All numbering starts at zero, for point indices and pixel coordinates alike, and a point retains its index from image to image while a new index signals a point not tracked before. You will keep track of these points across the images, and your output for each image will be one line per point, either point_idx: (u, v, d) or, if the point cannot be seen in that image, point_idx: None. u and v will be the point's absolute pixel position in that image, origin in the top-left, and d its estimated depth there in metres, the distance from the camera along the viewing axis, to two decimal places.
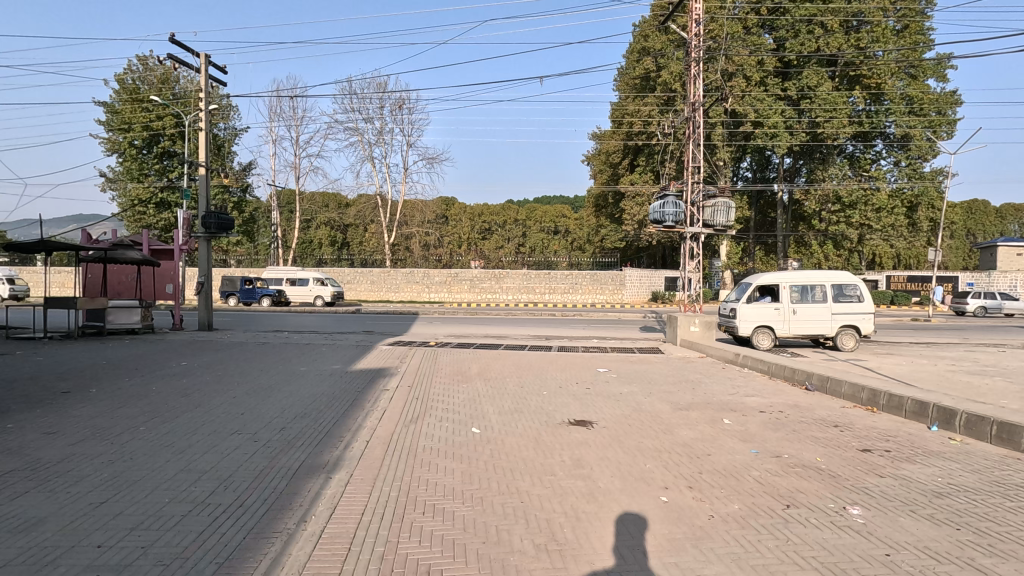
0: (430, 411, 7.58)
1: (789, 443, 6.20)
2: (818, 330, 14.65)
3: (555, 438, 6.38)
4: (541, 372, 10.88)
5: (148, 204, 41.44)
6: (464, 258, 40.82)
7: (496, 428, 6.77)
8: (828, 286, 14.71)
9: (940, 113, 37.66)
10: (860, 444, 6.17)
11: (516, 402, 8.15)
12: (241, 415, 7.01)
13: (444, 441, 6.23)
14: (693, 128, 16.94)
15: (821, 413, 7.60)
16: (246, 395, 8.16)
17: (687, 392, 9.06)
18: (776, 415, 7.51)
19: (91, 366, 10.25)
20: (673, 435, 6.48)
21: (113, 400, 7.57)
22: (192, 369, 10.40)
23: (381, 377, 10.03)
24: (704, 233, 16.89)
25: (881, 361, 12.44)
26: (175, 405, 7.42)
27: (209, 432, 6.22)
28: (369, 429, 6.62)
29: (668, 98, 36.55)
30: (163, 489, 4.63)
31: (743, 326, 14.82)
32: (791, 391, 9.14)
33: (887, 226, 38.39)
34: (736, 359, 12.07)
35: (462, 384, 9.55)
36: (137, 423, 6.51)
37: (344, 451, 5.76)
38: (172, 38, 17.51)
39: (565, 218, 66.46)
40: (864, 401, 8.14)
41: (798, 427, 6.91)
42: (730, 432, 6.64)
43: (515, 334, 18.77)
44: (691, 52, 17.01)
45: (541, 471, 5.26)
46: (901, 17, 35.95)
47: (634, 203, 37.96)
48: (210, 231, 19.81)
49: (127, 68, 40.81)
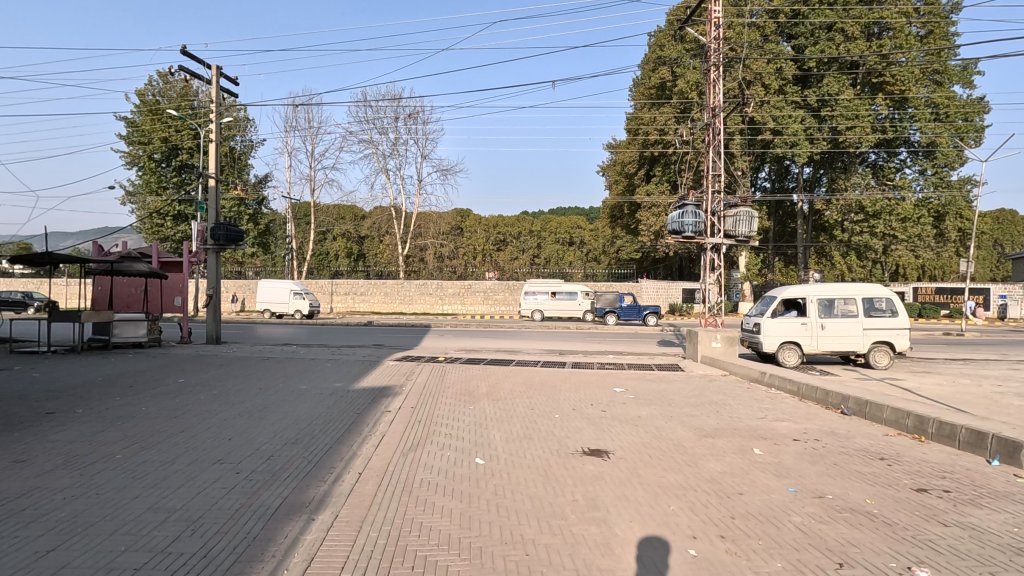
0: (432, 436, 7.03)
1: (832, 480, 5.51)
2: (848, 347, 13.82)
3: (565, 471, 5.75)
4: (554, 392, 10.26)
5: (166, 216, 41.86)
6: (479, 270, 41.78)
7: (501, 458, 6.16)
8: (859, 300, 13.88)
9: (968, 120, 36.50)
10: (913, 482, 5.45)
11: (526, 427, 7.53)
12: (226, 441, 6.48)
13: (444, 474, 5.63)
14: (713, 135, 16.31)
15: (862, 443, 6.88)
16: (237, 417, 7.66)
17: (711, 415, 8.36)
18: (813, 444, 6.81)
19: (85, 383, 9.83)
20: (698, 468, 5.83)
21: (97, 423, 7.11)
22: (188, 386, 9.94)
23: (382, 396, 9.47)
24: (726, 244, 16.18)
25: (920, 381, 11.58)
26: (161, 429, 6.95)
27: (189, 462, 5.72)
28: (363, 458, 6.07)
29: (684, 107, 36.01)
30: (122, 532, 4.11)
31: (768, 342, 14.03)
32: (826, 416, 8.41)
33: (913, 236, 37.11)
34: (763, 377, 11.28)
35: (468, 405, 8.96)
36: (115, 450, 6.03)
37: (332, 486, 5.20)
38: (182, 49, 17.46)
39: (579, 229, 65.84)
40: (910, 429, 7.38)
41: (839, 459, 6.20)
42: (764, 465, 5.95)
43: (528, 349, 18.17)
44: (710, 56, 16.39)
45: (550, 513, 4.64)
46: (925, 22, 35.06)
47: (651, 214, 37.21)
48: (219, 243, 19.60)
49: (148, 83, 41.39)
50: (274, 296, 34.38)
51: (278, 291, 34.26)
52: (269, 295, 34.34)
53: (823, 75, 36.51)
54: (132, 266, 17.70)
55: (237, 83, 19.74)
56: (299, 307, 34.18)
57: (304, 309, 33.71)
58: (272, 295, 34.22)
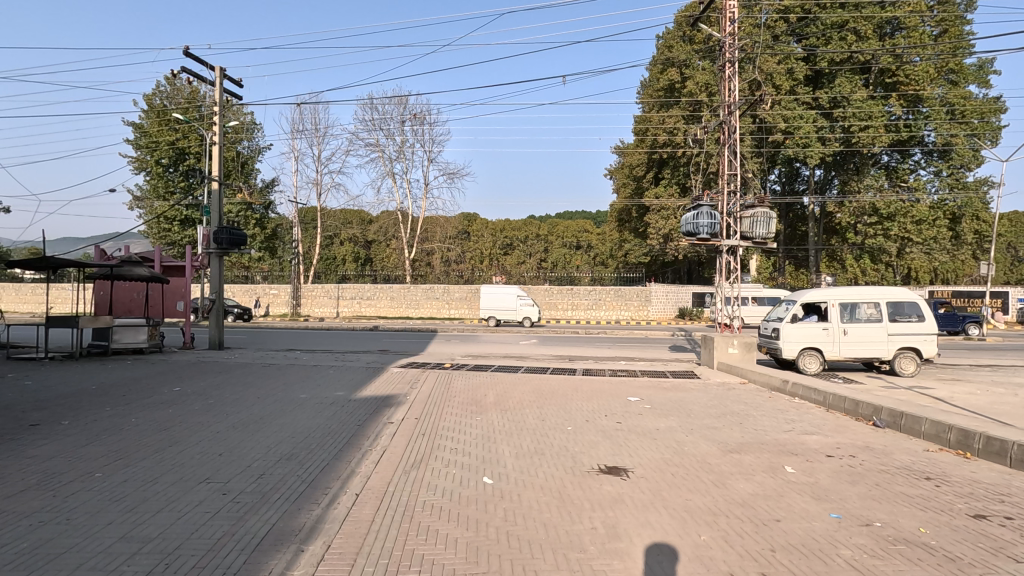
0: (437, 452, 6.55)
1: (878, 505, 4.98)
2: (872, 354, 13.23)
3: (580, 493, 5.25)
4: (565, 401, 9.78)
5: (173, 221, 42.03)
6: (486, 274, 41.32)
7: (511, 477, 5.68)
8: (883, 304, 13.28)
9: (983, 121, 35.71)
10: (968, 507, 4.91)
11: (537, 441, 7.03)
12: (216, 456, 6.04)
13: (449, 496, 5.14)
14: (728, 133, 15.80)
15: (902, 460, 6.33)
16: (230, 430, 7.24)
17: (735, 428, 7.83)
18: (850, 462, 6.28)
19: (77, 392, 9.45)
20: (727, 489, 5.33)
21: (82, 437, 6.72)
22: (184, 396, 9.53)
23: (386, 406, 9.03)
24: (743, 246, 15.61)
25: (952, 389, 10.99)
26: (147, 443, 6.53)
27: (173, 481, 5.29)
28: (362, 477, 5.62)
29: (693, 109, 35.50)
30: (86, 567, 3.66)
31: (787, 348, 13.45)
32: (858, 429, 7.84)
33: (928, 238, 36.20)
34: (785, 386, 10.69)
35: (476, 416, 8.49)
36: (94, 468, 5.60)
37: (326, 511, 4.74)
38: (187, 51, 17.25)
39: (587, 233, 65.22)
40: (953, 444, 6.83)
41: (881, 480, 5.66)
42: (799, 486, 5.43)
43: (536, 355, 17.70)
44: (726, 51, 15.83)
45: (567, 545, 4.13)
46: (939, 22, 34.31)
47: (659, 217, 36.59)
48: (222, 247, 19.29)
49: (156, 88, 41.31)
50: (501, 302, 31.60)
51: (504, 298, 31.49)
52: (495, 303, 31.59)
53: (835, 76, 35.90)
54: (133, 270, 17.39)
55: (240, 85, 19.49)
56: (528, 313, 31.73)
57: (535, 316, 31.00)
58: (497, 303, 31.45)
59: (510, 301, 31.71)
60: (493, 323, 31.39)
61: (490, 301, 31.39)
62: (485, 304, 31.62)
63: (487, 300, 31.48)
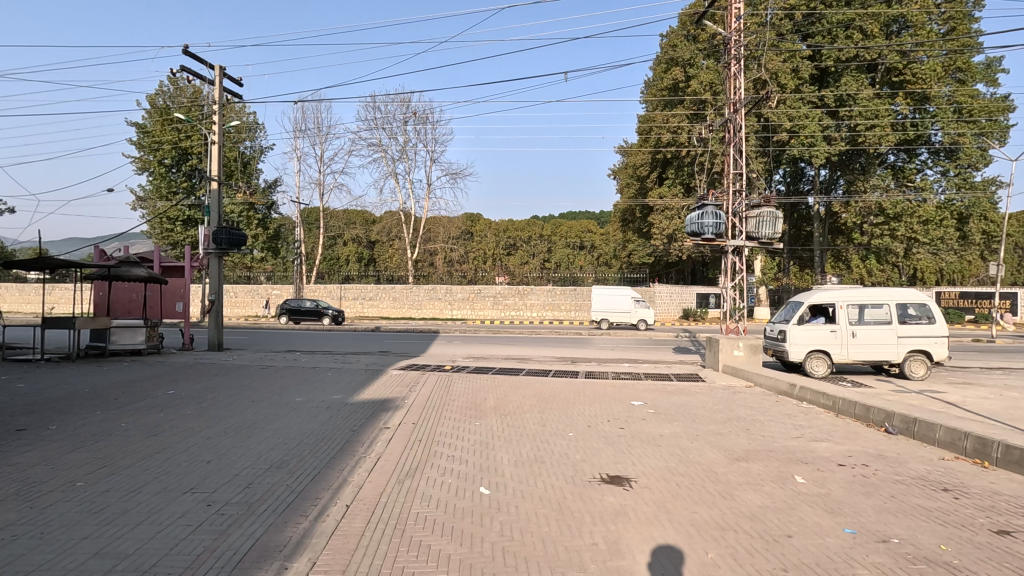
0: (432, 459, 6.30)
1: (894, 520, 4.72)
2: (881, 356, 12.94)
3: (580, 504, 5.02)
4: (566, 405, 9.54)
5: (176, 221, 42.01)
6: (490, 274, 40.99)
7: (509, 487, 5.44)
8: (893, 305, 13.00)
9: (992, 120, 35.23)
10: (990, 523, 4.64)
11: (537, 448, 6.79)
12: (203, 465, 5.83)
13: (444, 508, 4.91)
14: (733, 132, 15.49)
15: (917, 469, 6.07)
16: (221, 435, 7.03)
17: (743, 435, 7.57)
18: (862, 471, 6.03)
19: (68, 395, 9.24)
20: (735, 501, 5.07)
21: (67, 442, 6.52)
22: (177, 399, 9.32)
23: (382, 410, 8.79)
24: (749, 246, 15.31)
25: (964, 393, 10.71)
26: (134, 450, 6.32)
27: (156, 491, 5.08)
28: (353, 486, 5.39)
29: (698, 108, 35.14)
30: None
31: (795, 350, 13.16)
32: (870, 435, 7.58)
33: (935, 239, 35.72)
34: (792, 391, 10.41)
35: (474, 421, 8.24)
36: (76, 476, 5.39)
37: (314, 524, 4.51)
38: (187, 49, 17.11)
39: (590, 233, 64.93)
40: (969, 452, 6.56)
41: (896, 491, 5.40)
42: (810, 498, 5.18)
43: (538, 357, 17.47)
44: (731, 48, 15.55)
45: (565, 563, 3.89)
46: (947, 19, 33.91)
47: (663, 217, 36.30)
48: (221, 248, 19.10)
49: (159, 89, 41.27)
50: (614, 304, 30.92)
51: (617, 299, 30.88)
52: (610, 303, 30.86)
53: (841, 75, 35.54)
54: (129, 270, 17.25)
55: (240, 84, 19.33)
56: (643, 317, 30.82)
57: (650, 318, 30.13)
58: (612, 303, 30.68)
59: (624, 302, 30.98)
60: (605, 325, 30.67)
61: (604, 301, 30.70)
62: (598, 304, 31.03)
63: (599, 301, 30.96)
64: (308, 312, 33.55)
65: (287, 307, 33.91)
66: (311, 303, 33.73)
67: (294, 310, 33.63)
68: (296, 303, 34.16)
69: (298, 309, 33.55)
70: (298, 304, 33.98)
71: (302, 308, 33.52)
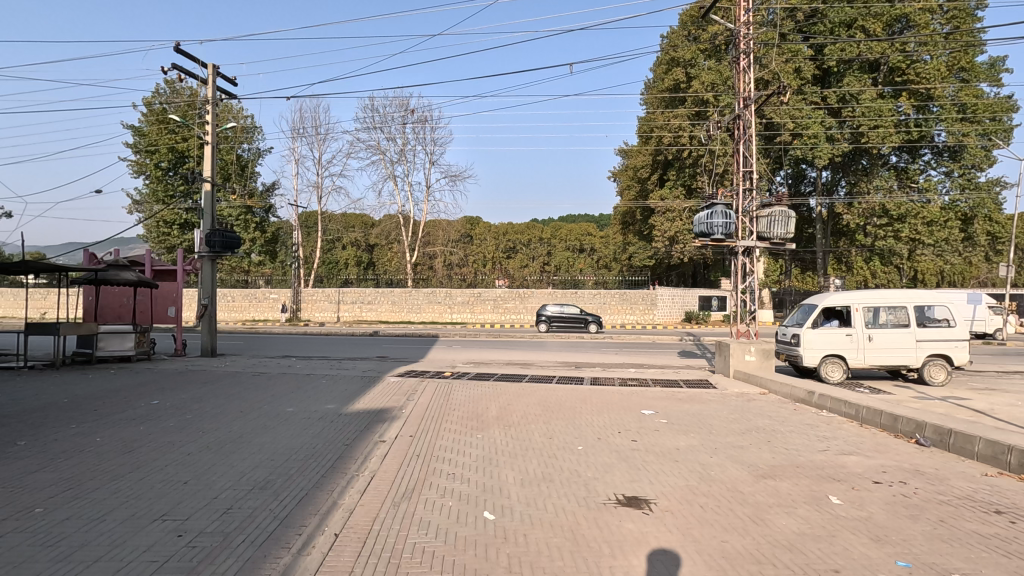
0: (431, 479, 5.77)
1: (950, 550, 4.19)
2: (898, 361, 12.45)
3: (596, 532, 4.48)
4: (574, 415, 9.02)
5: (173, 225, 41.61)
6: (490, 277, 40.21)
7: (515, 511, 4.91)
8: (910, 308, 12.50)
9: (996, 120, 34.82)
10: None
11: (546, 465, 6.27)
12: (179, 486, 5.31)
13: (444, 537, 4.39)
14: (743, 127, 15.01)
15: (961, 488, 5.55)
16: (203, 451, 6.50)
17: (765, 447, 7.08)
18: (902, 490, 5.50)
19: (44, 407, 8.68)
20: (768, 527, 4.56)
21: (32, 461, 5.98)
22: (160, 410, 8.76)
23: (379, 422, 8.25)
24: (760, 247, 14.83)
25: (991, 400, 10.20)
26: (105, 468, 5.80)
27: (122, 519, 4.55)
28: (344, 511, 4.87)
29: (699, 110, 34.40)
30: None
31: (809, 355, 12.65)
32: (902, 448, 7.06)
33: (940, 240, 35.19)
34: (811, 398, 9.90)
35: (477, 434, 7.71)
36: (35, 501, 4.86)
37: (297, 559, 3.98)
38: (178, 46, 16.64)
39: (589, 236, 64.43)
40: (1013, 468, 6.04)
41: (944, 514, 4.87)
42: (851, 523, 4.66)
43: (540, 362, 17.01)
44: (741, 42, 15.05)
45: None
46: (950, 19, 33.55)
47: (665, 219, 35.69)
48: (215, 250, 18.58)
49: (155, 91, 40.75)
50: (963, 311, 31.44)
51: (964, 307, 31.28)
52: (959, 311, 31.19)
53: (844, 75, 35.16)
54: (117, 274, 16.68)
55: (235, 84, 18.88)
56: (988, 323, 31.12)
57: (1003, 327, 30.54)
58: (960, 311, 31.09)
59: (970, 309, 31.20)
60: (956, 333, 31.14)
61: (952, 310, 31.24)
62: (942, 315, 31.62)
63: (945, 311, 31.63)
64: (572, 319, 31.35)
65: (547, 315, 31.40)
66: (573, 308, 31.54)
67: (558, 318, 31.33)
68: (557, 311, 31.72)
69: (563, 317, 31.37)
70: (559, 310, 31.46)
71: (565, 316, 31.40)
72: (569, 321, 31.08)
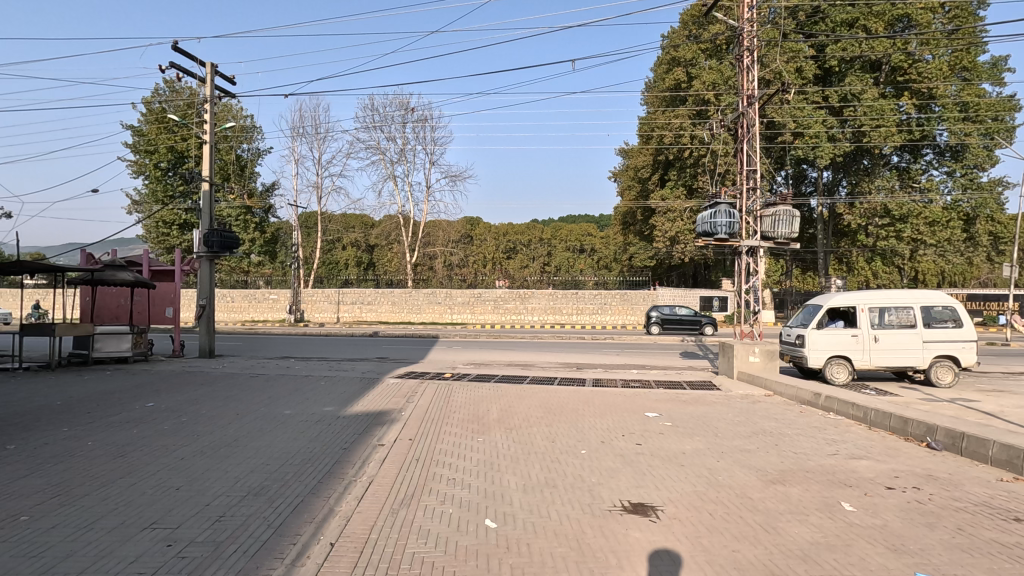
0: (430, 484, 5.60)
1: (971, 560, 4.02)
2: (905, 362, 12.29)
3: (602, 542, 4.31)
4: (576, 418, 8.85)
5: (172, 226, 41.45)
6: (490, 278, 40.04)
7: (518, 519, 4.75)
8: (917, 309, 12.34)
9: (998, 119, 34.68)
10: None
11: (549, 470, 6.10)
12: (171, 493, 5.14)
13: (444, 547, 4.22)
14: (746, 126, 14.81)
15: (977, 494, 5.38)
16: (197, 456, 6.34)
17: (773, 451, 6.91)
18: (916, 496, 5.32)
19: (36, 409, 8.51)
20: (780, 536, 4.39)
21: (21, 466, 5.81)
22: (155, 413, 8.59)
23: (377, 425, 8.09)
24: (763, 247, 14.68)
25: (1000, 402, 10.03)
26: (96, 474, 5.63)
27: (110, 528, 4.38)
28: (341, 519, 4.71)
29: (701, 110, 34.02)
30: None
31: (814, 356, 12.48)
32: (913, 452, 6.89)
33: (942, 240, 35.03)
34: (817, 400, 9.73)
35: (478, 437, 7.54)
36: (20, 509, 4.70)
37: (290, 570, 3.82)
38: (175, 45, 16.48)
39: (589, 237, 64.27)
40: None
41: (962, 522, 4.70)
42: (866, 531, 4.49)
43: (542, 363, 16.84)
44: (744, 39, 14.86)
45: None
46: (951, 18, 33.41)
47: (666, 219, 35.56)
48: (212, 250, 18.40)
49: (155, 92, 40.56)
50: None
51: None
52: None
53: (845, 74, 34.98)
54: (115, 274, 16.52)
55: (233, 83, 18.73)
56: None
57: None
58: None
59: None
60: None
61: None
62: None
63: None
64: (685, 321, 30.69)
65: (661, 317, 30.78)
66: (687, 310, 30.88)
67: (671, 320, 30.68)
68: (670, 311, 31.02)
69: (676, 318, 30.76)
70: (672, 312, 30.83)
71: (679, 316, 30.73)
72: (683, 322, 30.43)
